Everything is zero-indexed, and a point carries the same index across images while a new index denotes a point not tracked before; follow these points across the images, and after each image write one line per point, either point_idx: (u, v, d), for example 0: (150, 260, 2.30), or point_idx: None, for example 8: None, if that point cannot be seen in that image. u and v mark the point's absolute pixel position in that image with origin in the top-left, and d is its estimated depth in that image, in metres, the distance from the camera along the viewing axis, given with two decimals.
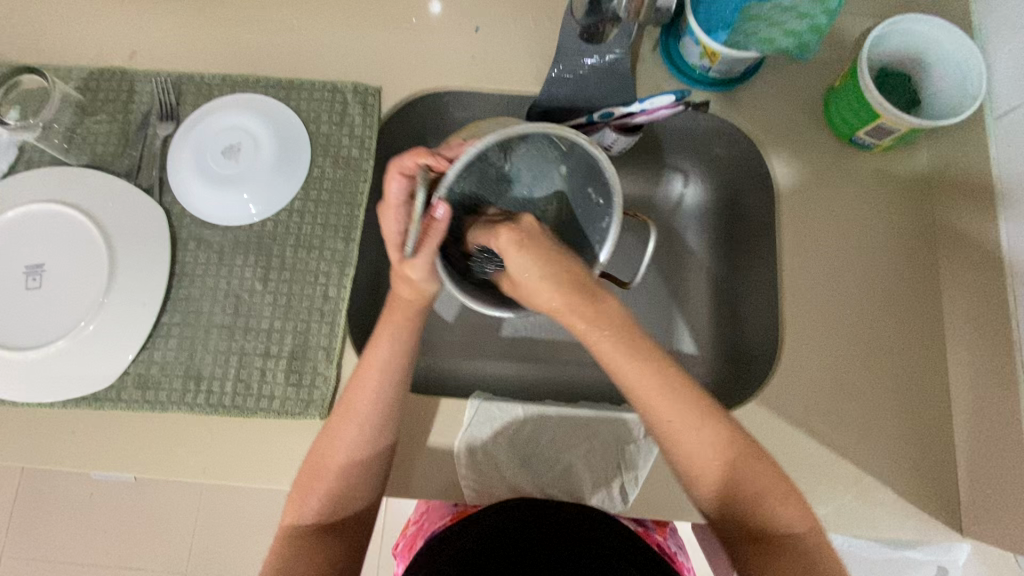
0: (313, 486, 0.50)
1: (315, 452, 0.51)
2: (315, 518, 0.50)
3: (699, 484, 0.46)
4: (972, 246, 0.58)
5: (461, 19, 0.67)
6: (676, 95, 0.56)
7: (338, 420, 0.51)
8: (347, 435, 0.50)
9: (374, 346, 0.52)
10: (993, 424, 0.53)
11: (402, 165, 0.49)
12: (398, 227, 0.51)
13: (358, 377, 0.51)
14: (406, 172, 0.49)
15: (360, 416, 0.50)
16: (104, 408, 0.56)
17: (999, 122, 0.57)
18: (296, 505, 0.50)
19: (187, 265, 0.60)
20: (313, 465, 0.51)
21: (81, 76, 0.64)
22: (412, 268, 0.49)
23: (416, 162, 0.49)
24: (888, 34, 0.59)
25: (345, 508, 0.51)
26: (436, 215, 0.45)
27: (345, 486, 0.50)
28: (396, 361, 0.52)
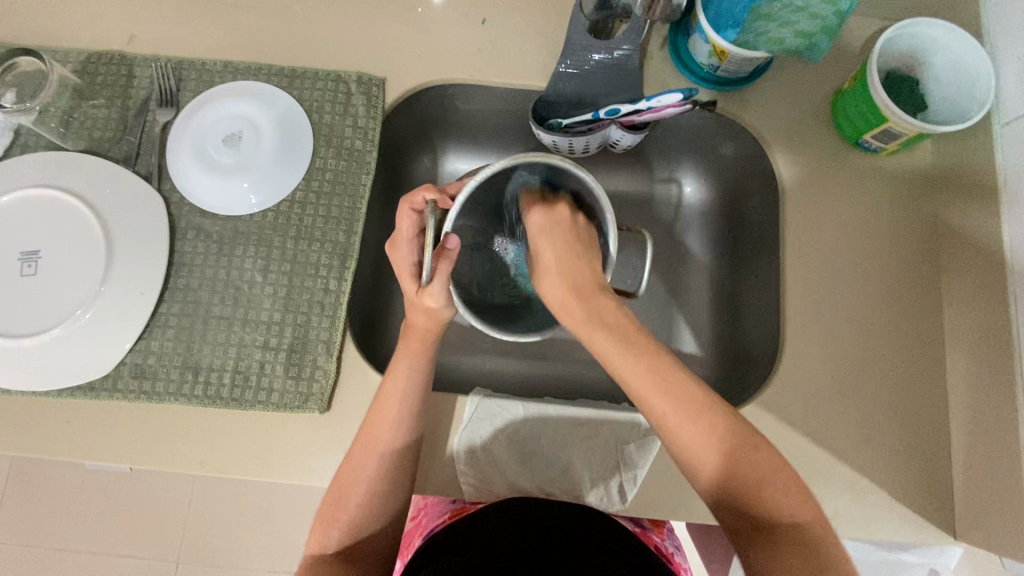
0: (334, 513, 0.50)
1: (337, 480, 0.51)
2: (341, 544, 0.50)
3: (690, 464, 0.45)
4: (975, 254, 0.58)
5: (467, 11, 0.66)
6: (684, 93, 0.55)
7: (360, 444, 0.51)
8: (369, 454, 0.50)
9: (394, 371, 0.52)
10: (990, 429, 0.54)
11: (412, 200, 0.50)
12: (411, 259, 0.52)
13: (380, 403, 0.51)
14: (415, 205, 0.50)
15: (381, 437, 0.50)
16: (100, 398, 0.56)
17: (1006, 128, 0.56)
18: (322, 532, 0.50)
19: (186, 255, 0.59)
20: (336, 491, 0.50)
21: (79, 58, 0.63)
22: (429, 297, 0.49)
23: (424, 197, 0.49)
24: (898, 37, 0.59)
25: (370, 530, 0.51)
26: (450, 244, 0.47)
27: (368, 511, 0.50)
28: (414, 387, 0.51)
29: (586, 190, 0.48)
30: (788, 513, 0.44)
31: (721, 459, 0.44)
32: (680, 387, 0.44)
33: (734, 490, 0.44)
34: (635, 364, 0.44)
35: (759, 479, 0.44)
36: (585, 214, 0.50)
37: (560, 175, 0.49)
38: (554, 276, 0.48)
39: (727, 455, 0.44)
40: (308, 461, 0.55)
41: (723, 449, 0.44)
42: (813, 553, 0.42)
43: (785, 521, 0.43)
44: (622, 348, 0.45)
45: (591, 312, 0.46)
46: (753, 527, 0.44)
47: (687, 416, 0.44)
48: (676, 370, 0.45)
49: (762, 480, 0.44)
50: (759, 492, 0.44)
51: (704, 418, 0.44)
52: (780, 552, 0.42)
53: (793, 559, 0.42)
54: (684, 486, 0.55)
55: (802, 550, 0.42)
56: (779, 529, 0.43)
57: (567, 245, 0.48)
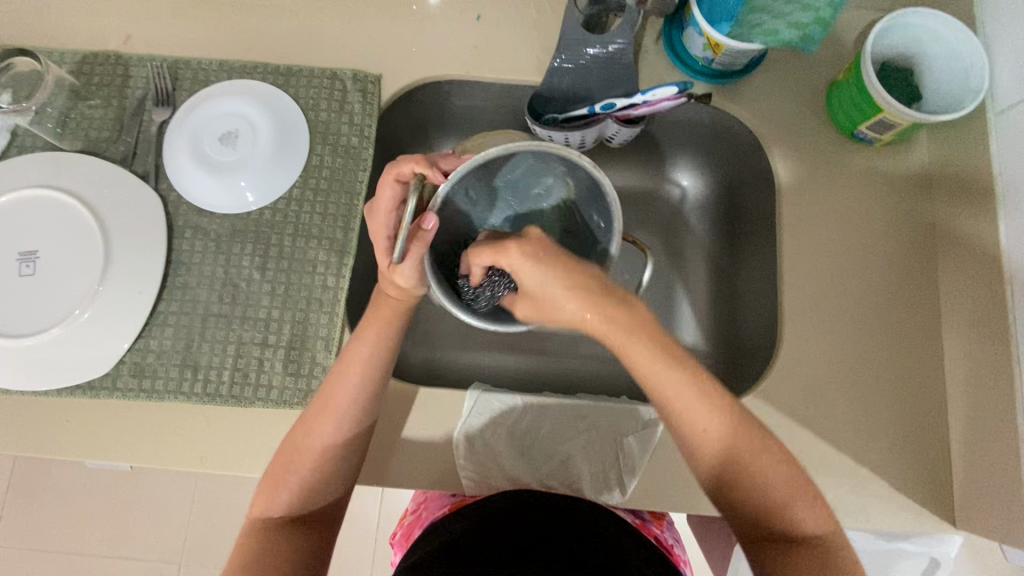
0: (284, 478, 0.50)
1: (288, 446, 0.51)
2: (287, 509, 0.50)
3: (701, 461, 0.47)
4: (971, 243, 0.58)
5: (462, 8, 0.66)
6: (679, 87, 0.56)
7: (316, 411, 0.50)
8: (327, 424, 0.50)
9: (356, 343, 0.51)
10: (988, 418, 0.54)
11: (399, 170, 0.48)
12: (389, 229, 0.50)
13: (338, 372, 0.51)
14: (401, 177, 0.49)
15: (340, 408, 0.50)
16: (99, 397, 0.56)
17: (1001, 116, 0.57)
18: (267, 495, 0.50)
19: (184, 253, 0.59)
20: (286, 456, 0.50)
21: (75, 59, 0.63)
22: (400, 276, 0.49)
23: (413, 169, 0.48)
24: (890, 28, 0.59)
25: (319, 498, 0.51)
26: (427, 226, 0.46)
27: (320, 478, 0.50)
28: (377, 361, 0.51)
29: (602, 210, 0.49)
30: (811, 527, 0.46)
31: (731, 461, 0.46)
32: (702, 398, 0.45)
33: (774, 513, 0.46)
34: (667, 383, 0.45)
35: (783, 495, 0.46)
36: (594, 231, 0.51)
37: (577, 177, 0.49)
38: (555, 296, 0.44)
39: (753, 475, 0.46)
40: None
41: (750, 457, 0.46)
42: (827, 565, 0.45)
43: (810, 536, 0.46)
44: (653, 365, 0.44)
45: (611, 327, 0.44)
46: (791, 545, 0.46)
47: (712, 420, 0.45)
48: (697, 379, 0.45)
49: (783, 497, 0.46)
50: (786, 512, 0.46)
51: (726, 423, 0.46)
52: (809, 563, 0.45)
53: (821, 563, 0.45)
54: (685, 478, 0.55)
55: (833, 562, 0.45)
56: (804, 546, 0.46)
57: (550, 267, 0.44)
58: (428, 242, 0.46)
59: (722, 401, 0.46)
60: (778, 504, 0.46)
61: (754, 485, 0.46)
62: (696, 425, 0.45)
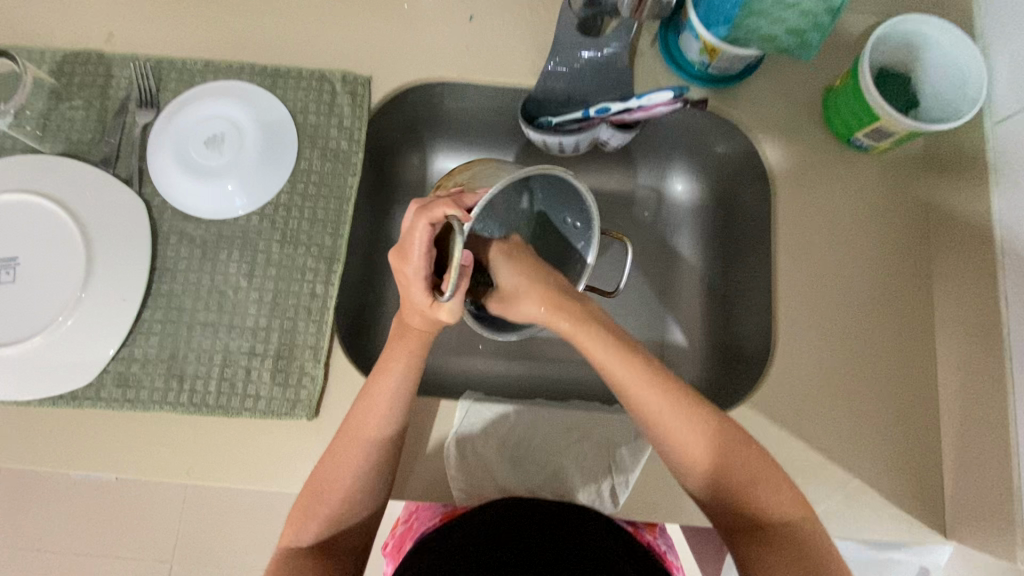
0: (311, 507, 0.49)
1: (314, 475, 0.50)
2: (316, 538, 0.49)
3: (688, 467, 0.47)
4: (966, 253, 0.58)
5: (453, 8, 0.65)
6: (674, 91, 0.55)
7: (342, 440, 0.50)
8: (354, 453, 0.49)
9: (383, 372, 0.50)
10: (980, 429, 0.54)
11: (431, 211, 0.44)
12: (421, 268, 0.45)
13: (364, 400, 0.50)
14: (434, 220, 0.44)
15: (366, 436, 0.49)
16: (83, 407, 0.55)
17: (1000, 125, 0.56)
18: (297, 525, 0.50)
19: (168, 260, 0.58)
20: (313, 486, 0.50)
21: (55, 58, 0.61)
22: (442, 312, 0.47)
23: (446, 212, 0.43)
24: (889, 34, 0.58)
25: (349, 527, 0.50)
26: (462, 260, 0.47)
27: (347, 508, 0.49)
28: (403, 389, 0.50)
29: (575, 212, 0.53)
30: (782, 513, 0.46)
31: (717, 466, 0.47)
32: (670, 390, 0.47)
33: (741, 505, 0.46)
34: (624, 369, 0.48)
35: (750, 482, 0.46)
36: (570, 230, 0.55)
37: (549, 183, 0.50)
38: (525, 296, 0.51)
39: (717, 462, 0.47)
40: (296, 469, 0.54)
41: (709, 441, 0.47)
42: (807, 554, 0.44)
43: (783, 522, 0.46)
44: (611, 355, 0.49)
45: (572, 326, 0.50)
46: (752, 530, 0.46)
47: (683, 416, 0.47)
48: (666, 376, 0.48)
49: (750, 483, 0.46)
50: (752, 497, 0.46)
51: (695, 417, 0.47)
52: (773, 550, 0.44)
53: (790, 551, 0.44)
54: (677, 489, 0.55)
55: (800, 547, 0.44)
56: (778, 533, 0.45)
57: (532, 268, 0.53)
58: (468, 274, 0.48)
59: (700, 406, 0.48)
60: (756, 504, 0.46)
61: (718, 475, 0.47)
62: (677, 433, 0.47)
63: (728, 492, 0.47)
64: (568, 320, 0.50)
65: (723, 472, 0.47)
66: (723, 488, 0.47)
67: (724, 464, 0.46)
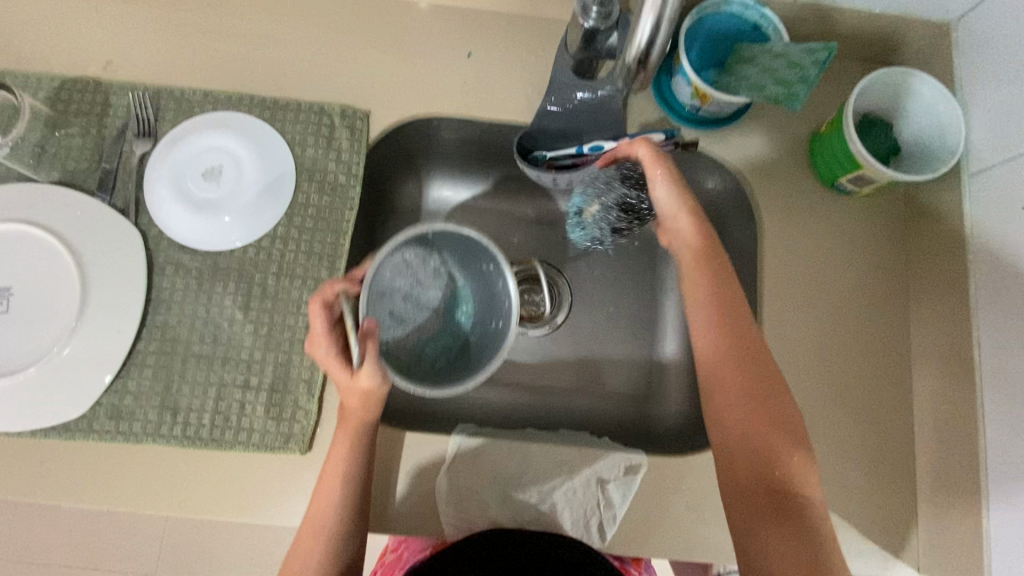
0: None
1: (292, 558, 0.52)
2: None
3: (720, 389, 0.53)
4: (942, 298, 0.60)
5: (452, 45, 0.66)
6: (666, 133, 0.58)
7: (308, 524, 0.52)
8: (319, 536, 0.51)
9: (331, 458, 0.52)
10: (953, 470, 0.56)
11: (322, 295, 0.52)
12: (330, 350, 0.51)
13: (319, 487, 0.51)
14: (327, 300, 0.52)
15: (326, 519, 0.51)
16: (75, 438, 0.55)
17: (973, 178, 0.59)
18: None
19: (164, 291, 0.58)
20: (291, 566, 0.52)
21: (52, 86, 0.61)
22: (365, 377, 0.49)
23: (334, 290, 0.52)
24: (873, 87, 0.60)
25: None
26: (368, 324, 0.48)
27: None
28: (355, 467, 0.52)
29: (487, 258, 0.52)
30: (802, 489, 0.50)
31: (752, 392, 0.52)
32: (739, 326, 0.54)
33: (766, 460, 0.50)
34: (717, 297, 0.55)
35: (784, 442, 0.51)
36: (491, 280, 0.53)
37: (443, 241, 0.52)
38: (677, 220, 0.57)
39: (750, 400, 0.52)
40: (288, 503, 0.55)
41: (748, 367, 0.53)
42: (808, 534, 0.48)
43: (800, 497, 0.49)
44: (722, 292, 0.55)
45: (733, 289, 0.55)
46: (773, 495, 0.49)
47: (738, 345, 0.53)
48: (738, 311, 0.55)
49: (784, 450, 0.50)
50: (781, 462, 0.50)
51: (749, 349, 0.53)
52: (784, 522, 0.49)
53: (794, 528, 0.48)
54: (661, 526, 0.57)
55: (808, 528, 0.48)
56: (792, 505, 0.49)
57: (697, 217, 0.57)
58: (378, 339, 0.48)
59: (761, 348, 0.54)
60: (782, 467, 0.50)
61: (750, 413, 0.52)
62: (726, 376, 0.53)
63: (757, 437, 0.51)
64: (716, 273, 0.56)
65: (750, 421, 0.52)
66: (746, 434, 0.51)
67: (763, 412, 0.52)
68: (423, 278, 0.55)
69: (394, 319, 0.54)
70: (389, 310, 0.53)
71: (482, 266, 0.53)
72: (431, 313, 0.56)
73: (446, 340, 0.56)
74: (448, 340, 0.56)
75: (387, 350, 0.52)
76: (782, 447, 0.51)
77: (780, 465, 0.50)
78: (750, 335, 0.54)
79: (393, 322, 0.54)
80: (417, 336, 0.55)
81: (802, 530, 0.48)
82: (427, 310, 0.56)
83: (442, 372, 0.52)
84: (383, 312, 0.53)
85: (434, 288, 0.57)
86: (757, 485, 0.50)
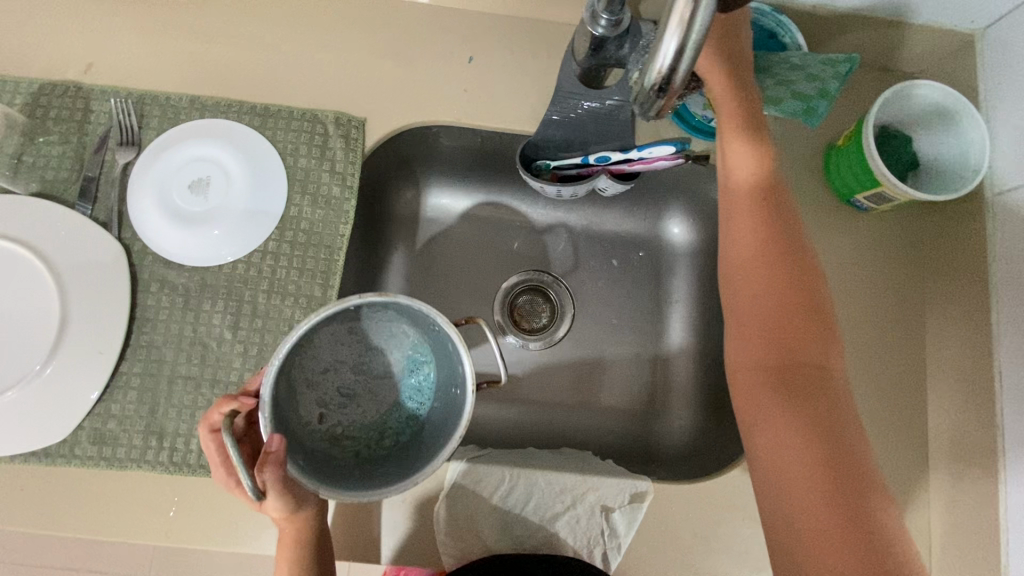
0: None
1: None
2: None
3: (749, 318, 0.49)
4: (962, 321, 0.58)
5: (453, 49, 0.63)
6: (676, 146, 0.55)
7: None
8: None
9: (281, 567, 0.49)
10: (971, 500, 0.55)
11: (208, 419, 0.45)
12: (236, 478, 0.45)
13: None
14: (215, 423, 0.45)
15: None
16: (55, 465, 0.52)
17: (1000, 196, 0.57)
18: None
19: (149, 309, 0.56)
20: None
21: (30, 90, 0.58)
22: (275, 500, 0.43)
23: (219, 413, 0.45)
24: (894, 99, 0.58)
25: None
26: (270, 448, 0.40)
27: None
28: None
29: (424, 321, 0.47)
30: (851, 444, 0.44)
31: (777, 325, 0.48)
32: (777, 255, 0.50)
33: (802, 399, 0.45)
34: (753, 223, 0.51)
35: (823, 382, 0.46)
36: (436, 340, 0.48)
37: (365, 313, 0.48)
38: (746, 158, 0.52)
39: (781, 330, 0.48)
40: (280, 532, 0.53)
41: (783, 296, 0.49)
42: (856, 500, 0.42)
43: (848, 452, 0.43)
44: (758, 221, 0.51)
45: (774, 217, 0.51)
46: (820, 443, 0.43)
47: (765, 272, 0.49)
48: (772, 240, 0.50)
49: (823, 391, 0.46)
50: (823, 406, 0.45)
51: (784, 280, 0.49)
52: (832, 478, 0.42)
53: (839, 487, 0.42)
54: (668, 557, 0.55)
55: (856, 493, 0.42)
56: (840, 456, 0.43)
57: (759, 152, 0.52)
58: (280, 460, 0.41)
59: (806, 279, 0.49)
60: (823, 411, 0.45)
61: (781, 353, 0.47)
62: (752, 275, 0.50)
63: (793, 370, 0.46)
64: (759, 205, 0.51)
65: (783, 356, 0.47)
66: (780, 369, 0.47)
67: (790, 326, 0.48)
68: (373, 344, 0.52)
69: (346, 394, 0.52)
70: (337, 387, 0.51)
71: (421, 325, 0.47)
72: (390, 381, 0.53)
73: (408, 410, 0.52)
74: (410, 407, 0.52)
75: (341, 433, 0.50)
76: (807, 355, 0.47)
77: (821, 407, 0.45)
78: (791, 263, 0.50)
79: (343, 401, 0.51)
80: (374, 407, 0.52)
81: (828, 446, 0.43)
82: (385, 377, 0.53)
83: (397, 456, 0.48)
84: (329, 391, 0.51)
85: (388, 354, 0.53)
86: (793, 427, 0.44)
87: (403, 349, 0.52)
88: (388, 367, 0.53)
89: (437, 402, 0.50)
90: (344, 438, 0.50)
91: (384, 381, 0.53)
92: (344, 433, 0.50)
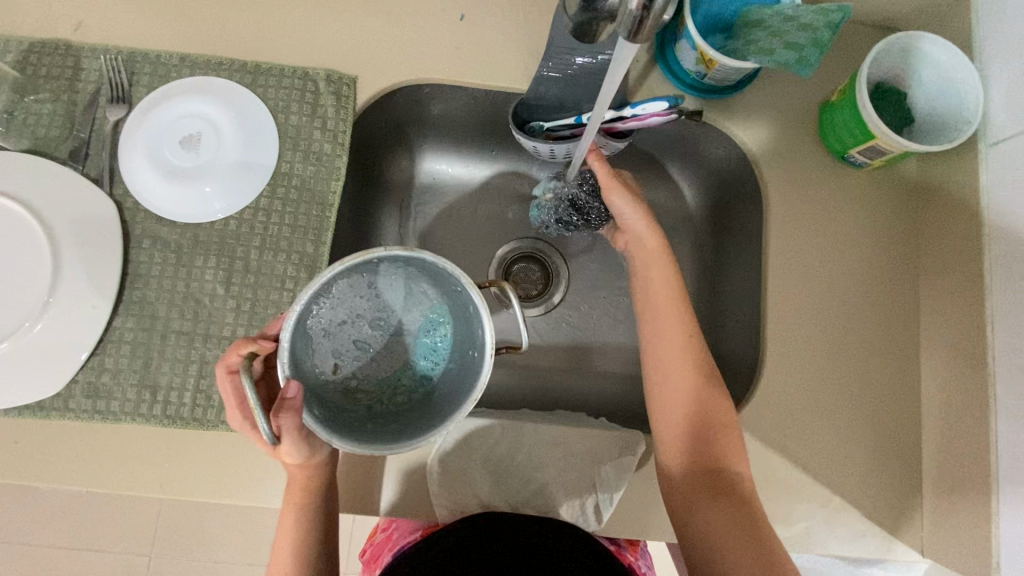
0: None
1: None
2: None
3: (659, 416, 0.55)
4: (955, 274, 0.58)
5: (444, 8, 0.63)
6: (669, 101, 0.54)
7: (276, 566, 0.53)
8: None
9: (285, 516, 0.51)
10: (961, 452, 0.54)
11: (226, 360, 0.46)
12: (249, 421, 0.47)
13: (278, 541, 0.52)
14: (233, 365, 0.46)
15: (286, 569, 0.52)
16: (50, 417, 0.53)
17: (993, 148, 0.56)
18: None
19: (141, 265, 0.56)
20: None
21: (20, 48, 0.58)
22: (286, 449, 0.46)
23: (238, 354, 0.46)
24: (887, 52, 0.57)
25: None
26: (288, 394, 0.41)
27: None
28: (308, 532, 0.51)
29: (448, 279, 0.45)
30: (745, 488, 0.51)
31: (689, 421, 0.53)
32: (689, 353, 0.55)
33: (708, 489, 0.50)
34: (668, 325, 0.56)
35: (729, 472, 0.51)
36: (459, 301, 0.46)
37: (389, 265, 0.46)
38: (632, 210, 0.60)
39: (684, 418, 0.53)
40: (274, 484, 0.53)
41: (689, 407, 0.53)
42: (755, 552, 0.48)
43: (739, 503, 0.50)
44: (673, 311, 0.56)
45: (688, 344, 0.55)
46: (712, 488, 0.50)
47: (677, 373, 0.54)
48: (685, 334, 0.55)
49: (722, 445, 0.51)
50: (726, 493, 0.50)
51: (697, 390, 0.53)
52: (718, 518, 0.50)
53: (724, 538, 0.49)
54: (658, 508, 0.55)
55: (746, 537, 0.49)
56: (730, 492, 0.50)
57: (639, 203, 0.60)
58: (297, 408, 0.42)
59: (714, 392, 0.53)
60: (726, 486, 0.50)
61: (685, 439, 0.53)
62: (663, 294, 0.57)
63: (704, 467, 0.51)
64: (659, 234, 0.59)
65: (685, 448, 0.52)
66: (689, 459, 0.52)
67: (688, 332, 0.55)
68: (390, 301, 0.50)
69: (361, 347, 0.50)
70: (353, 340, 0.50)
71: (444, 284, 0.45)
72: (404, 339, 0.51)
73: (422, 369, 0.50)
74: (423, 366, 0.50)
75: (355, 385, 0.49)
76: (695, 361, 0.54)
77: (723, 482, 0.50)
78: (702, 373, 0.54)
79: (358, 354, 0.50)
80: (388, 364, 0.50)
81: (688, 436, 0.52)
82: (402, 334, 0.51)
83: (409, 413, 0.47)
84: (345, 342, 0.49)
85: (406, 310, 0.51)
86: (691, 510, 0.51)
87: (422, 306, 0.50)
88: (405, 323, 0.51)
89: (455, 362, 0.48)
90: (357, 393, 0.48)
91: (400, 338, 0.51)
92: (357, 387, 0.49)
